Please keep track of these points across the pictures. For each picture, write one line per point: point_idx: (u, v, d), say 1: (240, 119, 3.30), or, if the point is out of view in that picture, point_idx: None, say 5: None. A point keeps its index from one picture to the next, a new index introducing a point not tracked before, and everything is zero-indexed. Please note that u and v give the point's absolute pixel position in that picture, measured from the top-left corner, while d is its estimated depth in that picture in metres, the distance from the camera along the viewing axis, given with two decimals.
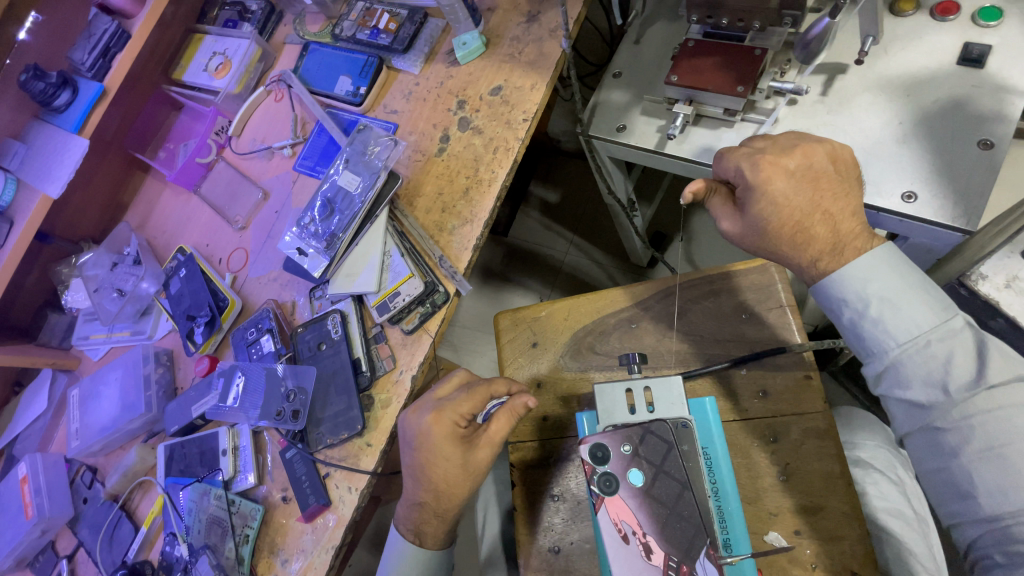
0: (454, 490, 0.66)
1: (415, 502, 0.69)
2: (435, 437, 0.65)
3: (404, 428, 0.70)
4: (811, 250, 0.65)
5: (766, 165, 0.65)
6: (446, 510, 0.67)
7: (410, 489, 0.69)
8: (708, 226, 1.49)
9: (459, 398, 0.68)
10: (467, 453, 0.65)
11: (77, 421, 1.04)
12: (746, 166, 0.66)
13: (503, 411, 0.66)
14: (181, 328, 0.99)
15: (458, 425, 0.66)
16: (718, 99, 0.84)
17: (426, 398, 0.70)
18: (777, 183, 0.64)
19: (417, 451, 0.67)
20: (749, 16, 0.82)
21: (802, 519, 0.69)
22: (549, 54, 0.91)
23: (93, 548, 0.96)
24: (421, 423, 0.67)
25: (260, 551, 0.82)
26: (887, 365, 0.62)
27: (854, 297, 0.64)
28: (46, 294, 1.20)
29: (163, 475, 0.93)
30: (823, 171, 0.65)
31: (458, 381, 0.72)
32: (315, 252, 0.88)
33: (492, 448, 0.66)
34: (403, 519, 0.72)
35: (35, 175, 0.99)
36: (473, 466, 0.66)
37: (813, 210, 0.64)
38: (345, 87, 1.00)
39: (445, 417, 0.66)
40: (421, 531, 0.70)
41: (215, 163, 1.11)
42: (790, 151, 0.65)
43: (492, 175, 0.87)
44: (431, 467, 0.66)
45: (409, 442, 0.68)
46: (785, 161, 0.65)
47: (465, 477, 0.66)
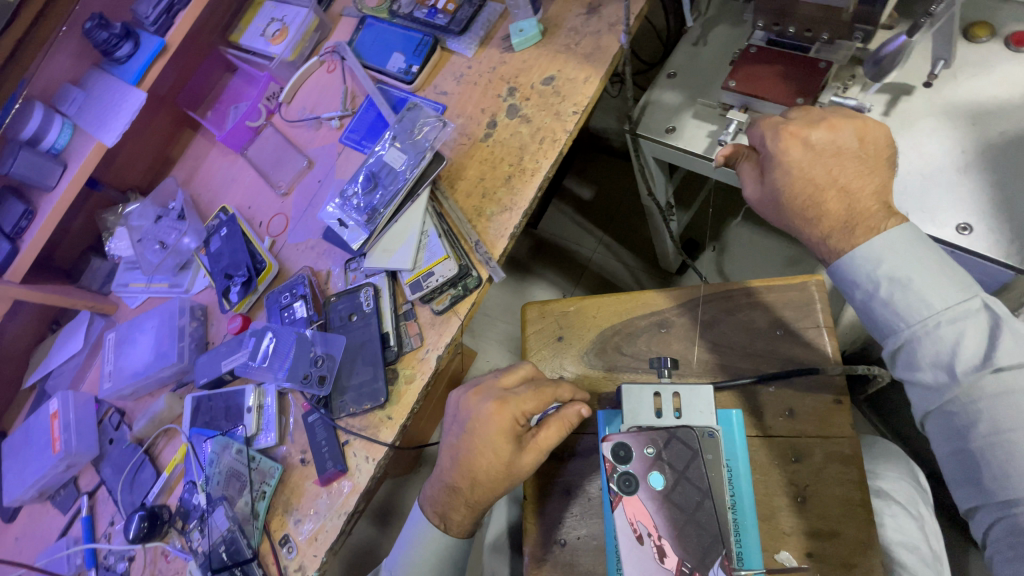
0: (491, 485, 0.66)
1: (445, 485, 0.69)
2: (493, 427, 0.65)
3: (458, 408, 0.71)
4: (820, 228, 0.64)
5: (787, 135, 0.64)
6: (478, 502, 0.67)
7: (445, 471, 0.69)
8: (743, 239, 1.46)
9: (524, 394, 0.67)
10: (514, 454, 0.65)
11: (111, 363, 1.08)
12: (770, 136, 0.66)
13: (555, 419, 0.67)
14: (218, 285, 1.02)
15: (518, 422, 0.66)
16: (774, 109, 0.83)
17: (489, 384, 0.71)
18: (794, 153, 0.64)
19: (467, 435, 0.67)
20: (818, 27, 0.79)
21: (816, 541, 0.68)
22: (607, 47, 0.90)
23: (114, 487, 1.00)
24: (481, 410, 0.67)
25: (274, 508, 0.84)
26: (896, 348, 0.62)
27: (866, 279, 0.62)
28: (90, 240, 1.24)
29: (188, 424, 0.96)
30: (846, 147, 0.63)
31: (524, 375, 0.72)
32: (356, 225, 0.89)
33: (537, 455, 0.65)
34: (428, 499, 0.73)
35: (91, 121, 1.02)
36: (516, 469, 0.65)
37: (829, 184, 0.62)
38: (397, 64, 1.01)
39: (508, 410, 0.66)
40: (446, 517, 0.71)
41: (264, 128, 1.13)
42: (818, 125, 0.64)
43: (536, 165, 0.87)
44: (476, 455, 0.65)
45: (461, 422, 0.69)
46: (809, 132, 0.64)
47: (505, 476, 0.65)
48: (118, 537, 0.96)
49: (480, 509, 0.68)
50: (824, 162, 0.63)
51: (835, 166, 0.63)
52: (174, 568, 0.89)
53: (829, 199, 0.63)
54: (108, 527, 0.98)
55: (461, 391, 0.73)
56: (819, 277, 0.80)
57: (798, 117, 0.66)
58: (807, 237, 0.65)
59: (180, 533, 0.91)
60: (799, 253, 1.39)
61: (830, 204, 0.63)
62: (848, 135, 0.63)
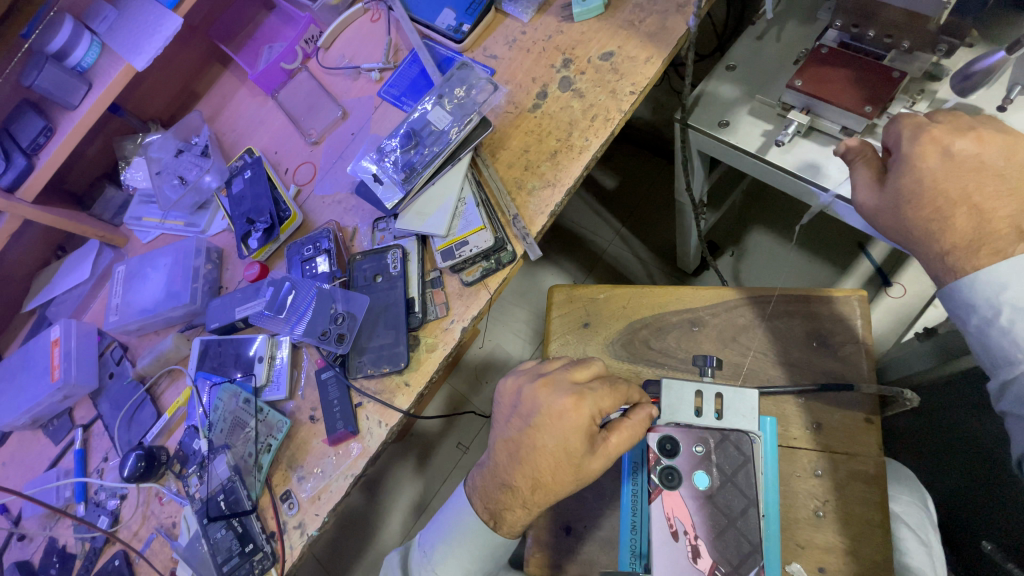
0: (554, 485, 0.63)
1: (503, 483, 0.66)
2: (569, 423, 0.62)
3: (523, 401, 0.67)
4: (943, 242, 0.60)
5: (928, 139, 0.61)
6: (538, 504, 0.64)
7: (502, 467, 0.66)
8: (762, 247, 1.43)
9: (601, 390, 0.65)
10: (585, 456, 0.62)
11: (118, 297, 1.05)
12: (906, 135, 0.63)
13: (629, 424, 0.63)
14: (237, 229, 0.98)
15: (594, 420, 0.63)
16: (839, 115, 0.78)
17: (561, 376, 0.67)
18: (931, 160, 0.60)
19: (533, 430, 0.63)
20: (900, 34, 0.74)
21: (831, 557, 0.68)
22: (672, 29, 0.85)
23: (111, 424, 0.97)
24: (555, 403, 0.63)
25: (278, 463, 0.82)
26: (999, 382, 0.58)
27: (986, 304, 0.58)
28: (105, 167, 1.19)
29: (194, 367, 0.93)
30: (989, 164, 0.59)
31: (596, 370, 0.68)
32: (391, 182, 0.86)
33: (607, 461, 0.62)
34: (480, 494, 0.69)
35: (121, 43, 0.96)
36: (583, 471, 0.62)
37: (960, 200, 0.59)
38: (447, 21, 0.96)
39: (587, 407, 0.63)
40: (499, 516, 0.67)
41: (298, 71, 1.08)
42: (964, 133, 0.61)
43: (585, 143, 0.83)
44: (543, 451, 0.62)
45: (525, 414, 0.65)
46: (951, 140, 0.60)
47: (573, 479, 0.62)
48: (111, 474, 0.93)
49: (538, 510, 0.65)
50: (963, 175, 0.59)
51: (972, 181, 0.59)
52: (168, 511, 0.87)
53: (957, 215, 0.59)
54: (101, 463, 0.95)
55: (524, 380, 0.69)
56: (861, 293, 0.77)
57: (944, 120, 0.63)
58: (925, 250, 0.62)
59: (176, 477, 0.88)
60: (817, 269, 1.37)
61: (957, 220, 0.59)
62: (994, 150, 0.60)
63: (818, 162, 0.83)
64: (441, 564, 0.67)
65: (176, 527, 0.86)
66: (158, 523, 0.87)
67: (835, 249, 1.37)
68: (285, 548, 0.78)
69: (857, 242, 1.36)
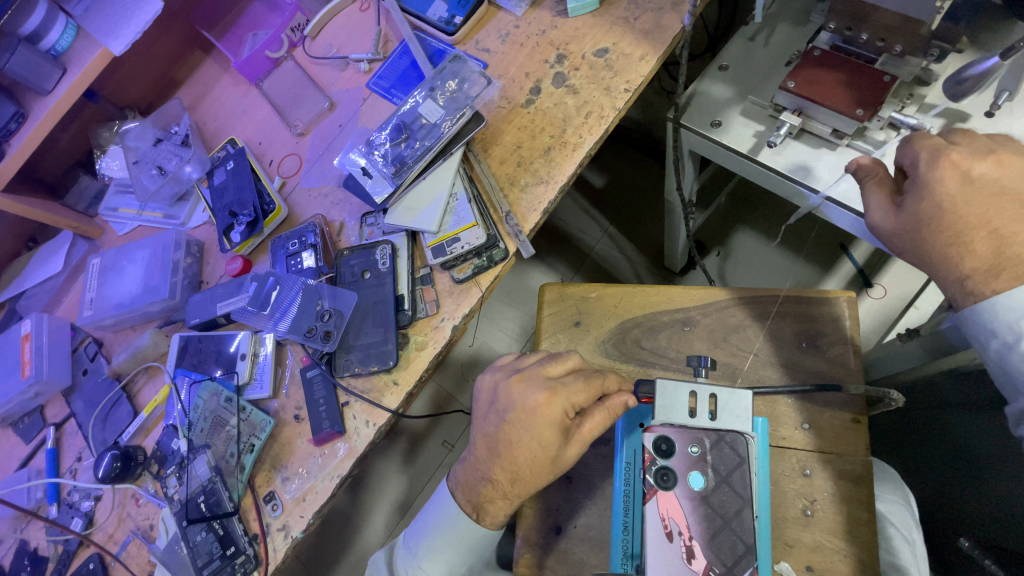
0: (533, 478, 0.63)
1: (483, 476, 0.66)
2: (540, 417, 0.62)
3: (498, 396, 0.66)
4: (962, 266, 0.60)
5: (947, 163, 0.60)
6: (518, 495, 0.64)
7: (482, 461, 0.66)
8: (748, 247, 1.44)
9: (574, 385, 0.64)
10: (561, 447, 0.63)
11: (93, 290, 1.01)
12: (924, 157, 0.61)
13: (601, 408, 0.64)
14: (219, 222, 0.95)
15: (566, 414, 0.63)
16: (831, 117, 0.78)
17: (534, 371, 0.66)
18: (951, 183, 0.59)
19: (508, 425, 0.63)
20: (892, 37, 0.74)
21: (818, 556, 0.68)
22: (667, 26, 0.85)
23: (84, 423, 0.94)
24: (528, 399, 0.63)
25: (261, 463, 0.80)
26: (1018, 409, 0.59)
27: (1006, 330, 0.58)
28: (80, 155, 1.14)
29: (173, 364, 0.90)
30: (1010, 188, 0.59)
31: (570, 365, 0.68)
32: (381, 176, 0.83)
33: (582, 448, 0.63)
34: (463, 487, 0.68)
35: (99, 27, 0.92)
36: (560, 460, 0.63)
37: (979, 224, 0.58)
38: (439, 13, 0.95)
39: (558, 401, 0.62)
40: (481, 507, 0.67)
41: (284, 60, 1.05)
42: (983, 156, 0.60)
43: (579, 139, 0.82)
44: (520, 447, 0.62)
45: (501, 410, 0.65)
46: (971, 164, 0.59)
47: (550, 468, 0.63)
48: (85, 475, 0.90)
49: (520, 500, 0.65)
50: (981, 200, 0.59)
51: (992, 205, 0.58)
52: (144, 513, 0.84)
53: (976, 240, 0.59)
54: (75, 463, 0.92)
55: (500, 376, 0.68)
56: (851, 294, 0.78)
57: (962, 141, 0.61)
58: (946, 275, 0.62)
59: (154, 478, 0.85)
60: (801, 269, 1.38)
61: (976, 244, 0.59)
62: (1017, 172, 0.59)
63: (809, 164, 0.83)
64: (427, 561, 0.66)
65: (153, 529, 0.83)
66: (134, 525, 0.84)
67: (819, 250, 1.39)
68: (267, 551, 0.76)
69: (840, 242, 1.37)
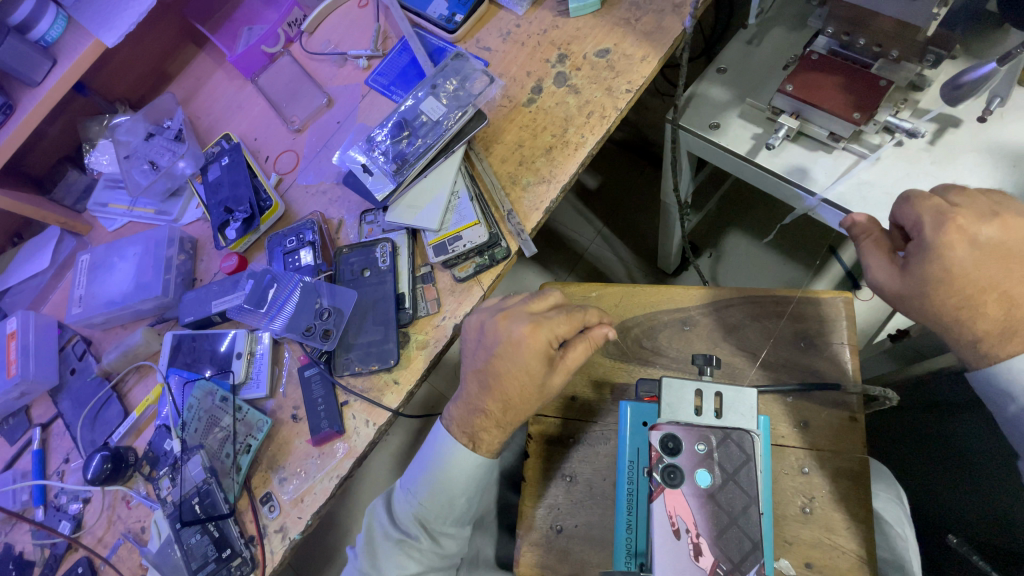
0: (522, 405, 0.68)
1: (475, 407, 0.71)
2: (526, 349, 0.66)
3: (484, 331, 0.70)
4: (976, 328, 0.60)
5: (954, 228, 0.58)
6: (510, 422, 0.70)
7: (473, 395, 0.71)
8: (740, 249, 1.45)
9: (556, 318, 0.68)
10: (546, 375, 0.67)
11: (82, 288, 0.98)
12: (928, 221, 0.59)
13: (583, 340, 0.68)
14: (214, 218, 0.93)
15: (550, 345, 0.67)
16: (828, 120, 0.79)
17: (518, 308, 0.70)
18: (959, 249, 0.58)
19: (496, 359, 0.68)
20: (890, 43, 0.75)
21: (817, 552, 0.69)
22: (668, 28, 0.85)
23: (73, 423, 0.91)
24: (514, 332, 0.67)
25: (258, 464, 0.79)
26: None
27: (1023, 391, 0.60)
28: (67, 149, 1.12)
29: (165, 364, 0.88)
30: (1015, 251, 0.58)
31: (552, 302, 0.72)
32: (382, 173, 0.83)
33: (567, 376, 0.68)
34: (456, 420, 0.73)
35: (90, 17, 0.90)
36: (546, 388, 0.68)
37: (988, 287, 0.58)
38: (439, 10, 0.94)
39: (542, 333, 0.66)
40: (476, 437, 0.71)
41: (281, 56, 1.04)
42: (988, 220, 0.58)
43: (580, 139, 0.83)
44: (508, 377, 0.67)
45: (488, 346, 0.69)
46: (977, 228, 0.58)
47: (537, 395, 0.68)
48: (73, 477, 0.88)
49: (512, 428, 0.71)
50: (990, 263, 0.58)
51: (999, 268, 0.58)
52: (136, 515, 0.82)
53: (988, 302, 0.59)
54: (62, 464, 0.89)
55: (484, 315, 0.72)
56: (847, 295, 0.79)
57: (964, 202, 0.60)
58: (958, 335, 0.62)
59: (146, 480, 0.84)
60: (792, 271, 1.40)
61: (988, 307, 0.59)
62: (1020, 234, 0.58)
63: (806, 166, 0.85)
64: (426, 497, 0.70)
65: (145, 532, 0.81)
66: (125, 528, 0.82)
67: (809, 252, 1.40)
68: (264, 553, 0.74)
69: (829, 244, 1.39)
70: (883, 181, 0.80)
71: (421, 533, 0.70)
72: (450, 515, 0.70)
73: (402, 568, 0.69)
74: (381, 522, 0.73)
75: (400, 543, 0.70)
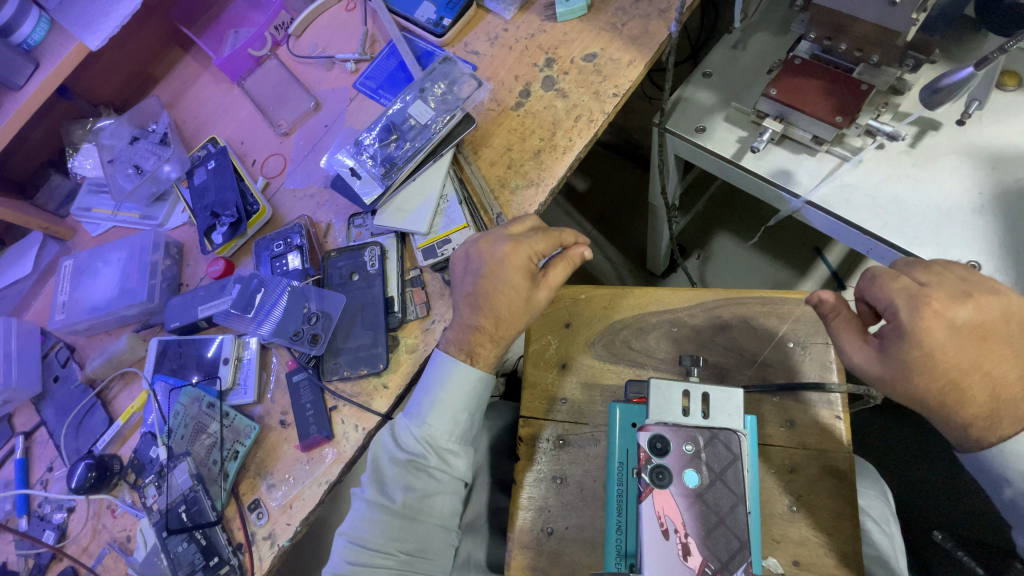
0: (513, 320, 0.71)
1: (468, 326, 0.72)
2: (509, 266, 0.69)
3: (469, 256, 0.72)
4: (962, 413, 0.58)
5: (929, 313, 0.56)
6: (503, 337, 0.72)
7: (465, 315, 0.72)
8: (728, 250, 1.47)
9: (535, 236, 0.71)
10: (531, 291, 0.70)
11: (65, 294, 0.97)
12: (902, 305, 0.57)
13: (562, 259, 0.72)
14: (200, 222, 0.92)
15: (532, 261, 0.70)
16: (811, 124, 0.80)
17: (498, 232, 0.72)
18: (937, 334, 0.56)
19: (483, 279, 0.70)
20: (870, 48, 0.76)
21: (804, 550, 0.70)
22: (654, 32, 0.86)
23: (56, 431, 0.90)
24: (496, 253, 0.70)
25: (245, 470, 0.78)
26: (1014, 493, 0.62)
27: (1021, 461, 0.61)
28: (50, 153, 1.10)
29: (150, 370, 0.87)
30: (993, 329, 0.57)
31: (531, 224, 0.74)
32: (370, 177, 0.83)
33: (550, 291, 0.71)
34: (453, 340, 0.74)
35: (74, 20, 0.90)
36: (533, 304, 0.71)
37: (973, 369, 0.57)
38: (427, 14, 0.94)
39: (522, 250, 0.69)
40: (473, 352, 0.72)
41: (268, 59, 1.04)
42: (963, 300, 0.56)
43: (568, 143, 0.83)
44: (497, 295, 0.70)
45: (474, 269, 0.71)
46: (954, 311, 0.56)
47: (525, 311, 0.71)
48: (57, 486, 0.86)
49: (506, 342, 0.73)
50: (968, 346, 0.56)
51: (980, 350, 0.57)
52: (121, 524, 0.81)
53: (972, 384, 0.57)
54: (45, 473, 0.88)
55: (467, 243, 0.74)
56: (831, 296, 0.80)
57: (935, 282, 0.58)
58: (944, 423, 0.60)
59: (131, 488, 0.82)
60: (779, 271, 1.42)
61: (973, 388, 0.57)
62: (993, 312, 0.57)
63: (790, 169, 0.86)
64: (431, 414, 0.71)
65: (131, 541, 0.80)
66: (110, 537, 0.81)
67: (795, 253, 1.42)
68: (253, 561, 0.74)
69: (814, 246, 1.41)
70: (865, 185, 0.81)
71: (427, 451, 0.70)
72: (456, 432, 0.71)
73: (409, 489, 0.69)
74: (385, 449, 0.72)
75: (406, 464, 0.70)
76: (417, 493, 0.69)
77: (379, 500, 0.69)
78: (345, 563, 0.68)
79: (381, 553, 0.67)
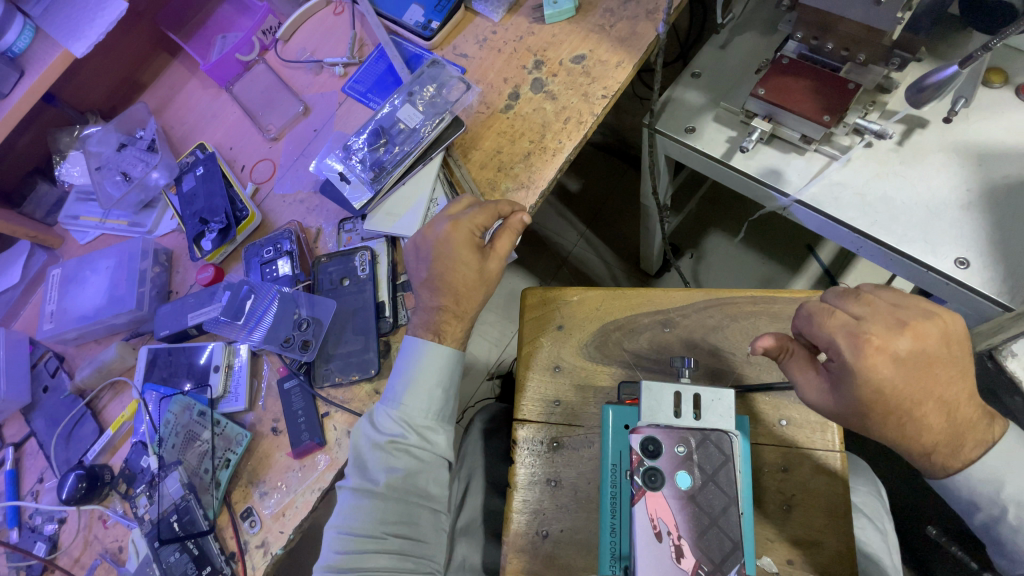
0: (472, 294, 0.74)
1: (431, 308, 0.74)
2: (454, 244, 0.72)
3: (418, 246, 0.75)
4: (922, 439, 0.58)
5: (871, 349, 0.55)
6: (468, 313, 0.74)
7: (427, 300, 0.75)
8: (720, 248, 1.47)
9: (472, 212, 0.73)
10: (482, 261, 0.74)
11: (53, 303, 0.96)
12: (845, 346, 0.57)
13: (504, 228, 0.74)
14: (189, 229, 0.92)
15: (474, 235, 0.73)
16: (799, 124, 0.81)
17: (439, 216, 0.75)
18: (883, 369, 0.55)
19: (434, 263, 0.73)
20: (857, 47, 0.76)
21: (798, 550, 0.70)
22: (642, 34, 0.86)
23: (46, 442, 0.89)
24: (439, 235, 0.73)
25: (238, 478, 0.77)
26: (986, 516, 0.61)
27: None
28: (37, 161, 1.10)
29: (141, 379, 0.86)
30: (936, 355, 0.57)
31: (469, 201, 0.77)
32: (359, 181, 0.83)
33: (501, 259, 0.74)
34: (420, 324, 0.75)
35: (59, 27, 0.89)
36: (487, 274, 0.74)
37: (927, 396, 0.56)
38: (415, 17, 0.94)
39: (462, 227, 0.72)
40: (440, 331, 0.73)
41: (255, 64, 1.03)
42: (900, 330, 0.56)
43: (558, 145, 0.83)
44: (450, 275, 0.72)
45: (424, 258, 0.74)
46: (894, 343, 0.56)
47: (480, 282, 0.74)
48: (47, 497, 0.86)
49: (470, 317, 0.75)
50: (915, 376, 0.56)
51: (927, 375, 0.56)
52: (113, 534, 0.81)
53: (928, 409, 0.57)
54: (36, 484, 0.87)
55: (413, 237, 0.77)
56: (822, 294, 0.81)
57: (869, 314, 0.58)
58: (908, 449, 0.59)
59: (122, 498, 0.82)
60: (773, 269, 1.42)
61: (928, 414, 0.57)
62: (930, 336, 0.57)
63: (779, 168, 0.86)
64: (405, 395, 0.71)
65: (123, 551, 0.79)
66: (102, 548, 0.80)
67: (788, 251, 1.42)
68: (246, 570, 0.73)
69: (807, 243, 1.42)
70: (854, 183, 0.82)
71: (407, 430, 0.70)
72: (433, 409, 0.72)
73: (391, 470, 0.68)
74: (364, 436, 0.71)
75: (386, 447, 0.69)
76: (400, 473, 0.69)
77: (362, 486, 0.68)
78: (336, 554, 0.67)
79: (371, 538, 0.66)
